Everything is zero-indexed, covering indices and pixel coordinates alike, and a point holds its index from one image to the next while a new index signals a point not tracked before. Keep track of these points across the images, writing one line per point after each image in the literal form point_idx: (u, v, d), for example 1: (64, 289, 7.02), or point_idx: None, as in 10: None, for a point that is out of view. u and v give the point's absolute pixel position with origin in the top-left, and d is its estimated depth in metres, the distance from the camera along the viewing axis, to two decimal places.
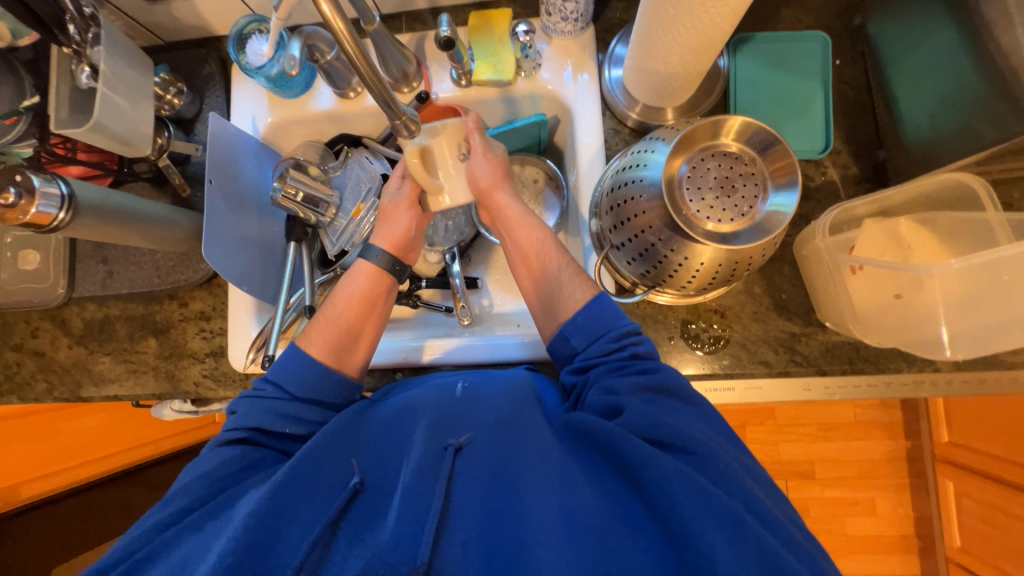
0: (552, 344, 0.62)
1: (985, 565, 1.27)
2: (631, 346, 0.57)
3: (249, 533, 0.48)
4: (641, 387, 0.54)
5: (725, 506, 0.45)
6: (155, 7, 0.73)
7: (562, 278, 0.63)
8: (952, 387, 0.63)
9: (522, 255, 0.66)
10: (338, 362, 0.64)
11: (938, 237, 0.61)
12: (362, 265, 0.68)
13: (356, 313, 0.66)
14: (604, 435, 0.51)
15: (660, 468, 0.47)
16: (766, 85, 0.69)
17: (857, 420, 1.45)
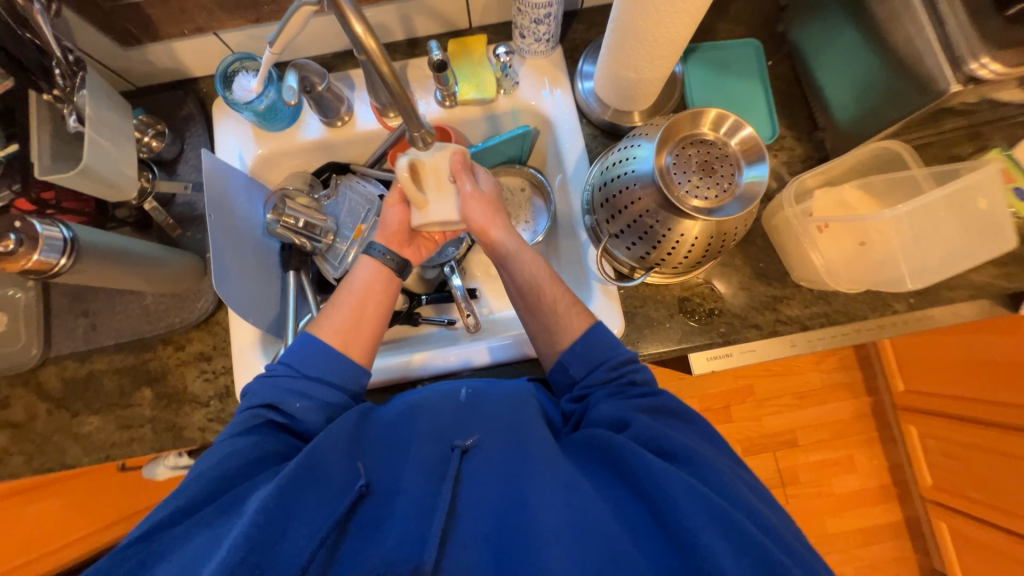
0: (552, 372, 0.66)
1: (954, 496, 1.37)
2: (629, 372, 0.61)
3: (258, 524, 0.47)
4: (645, 406, 0.57)
5: (728, 514, 0.46)
6: (129, 53, 0.72)
7: (557, 310, 0.65)
8: (910, 324, 0.73)
9: (518, 288, 0.68)
10: (346, 344, 0.65)
11: (876, 198, 0.72)
12: (364, 257, 0.71)
13: (360, 302, 0.68)
14: (611, 445, 0.53)
15: (664, 476, 0.49)
16: (716, 85, 0.79)
17: (824, 385, 1.59)
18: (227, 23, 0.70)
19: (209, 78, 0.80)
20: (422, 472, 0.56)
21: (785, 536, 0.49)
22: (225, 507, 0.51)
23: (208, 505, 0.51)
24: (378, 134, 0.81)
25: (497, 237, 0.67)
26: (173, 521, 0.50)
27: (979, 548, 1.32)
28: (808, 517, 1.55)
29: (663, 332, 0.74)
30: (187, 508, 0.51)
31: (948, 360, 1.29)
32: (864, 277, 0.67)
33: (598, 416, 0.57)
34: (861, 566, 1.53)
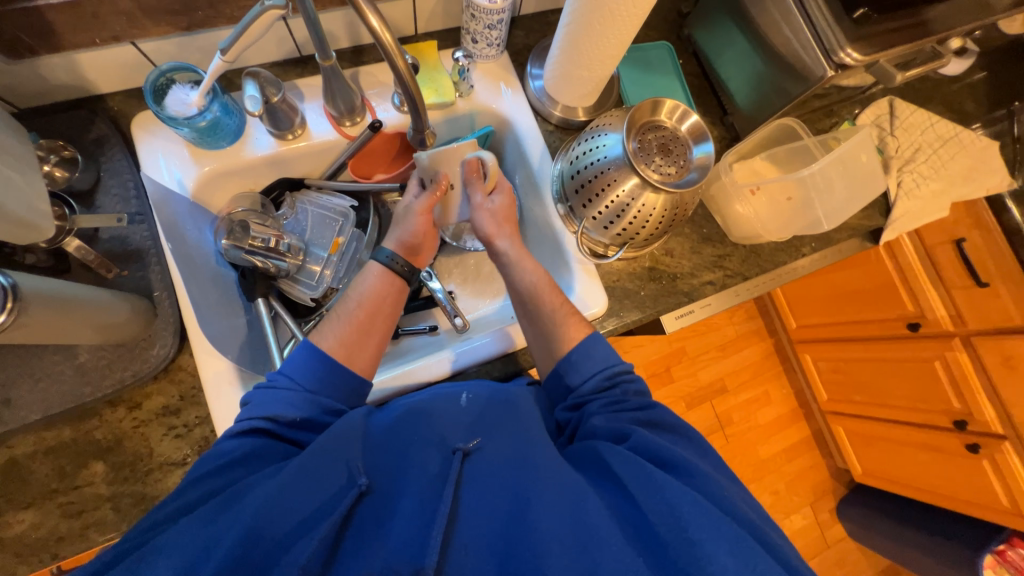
0: (550, 382, 0.70)
1: (844, 403, 1.69)
2: (626, 386, 0.65)
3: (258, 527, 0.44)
4: (643, 419, 0.61)
5: (732, 529, 0.47)
6: (15, 67, 0.60)
7: (556, 317, 0.69)
8: (814, 263, 0.91)
9: (518, 295, 0.72)
10: (349, 356, 0.61)
11: (777, 166, 0.89)
12: (372, 266, 0.68)
13: (367, 313, 0.64)
14: (614, 451, 0.55)
15: (666, 485, 0.50)
16: (644, 81, 0.90)
17: (737, 334, 1.86)
18: (150, 30, 0.62)
19: (120, 94, 0.70)
20: (427, 475, 0.55)
21: (780, 548, 0.51)
22: (225, 503, 0.47)
23: (207, 502, 0.47)
24: (336, 145, 0.77)
25: (501, 246, 0.72)
26: (170, 520, 0.46)
27: (867, 439, 1.66)
28: (745, 449, 1.79)
29: (638, 300, 0.82)
30: (181, 507, 0.47)
31: (824, 295, 1.60)
32: (788, 224, 0.83)
33: (602, 428, 0.60)
34: (790, 479, 1.81)
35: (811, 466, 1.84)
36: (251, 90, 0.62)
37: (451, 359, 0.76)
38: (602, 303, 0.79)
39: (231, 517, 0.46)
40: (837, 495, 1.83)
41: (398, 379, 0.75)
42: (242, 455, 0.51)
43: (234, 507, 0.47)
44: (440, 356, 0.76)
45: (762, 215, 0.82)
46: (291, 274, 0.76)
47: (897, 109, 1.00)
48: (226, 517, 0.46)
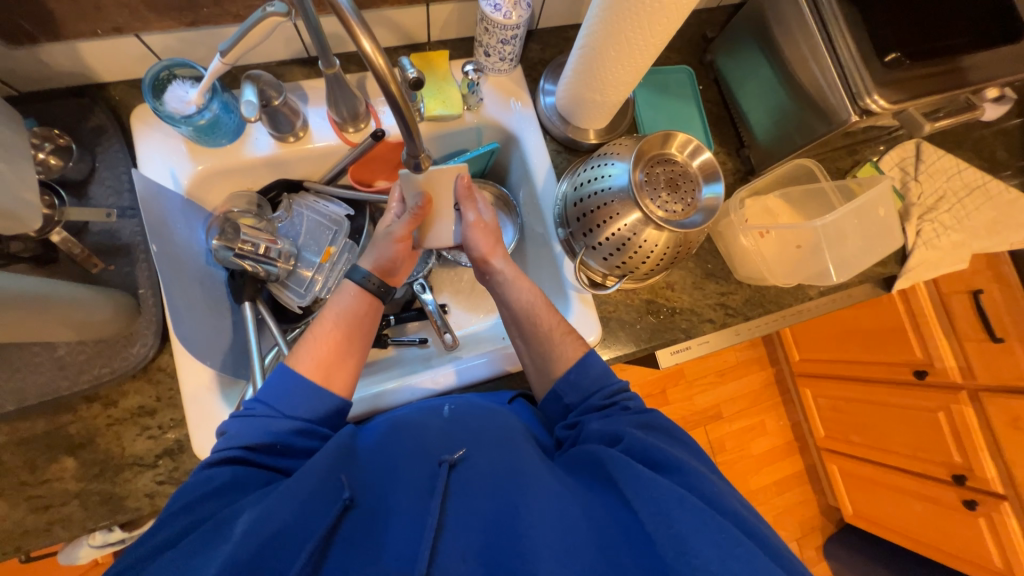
0: (546, 403, 0.66)
1: (841, 442, 1.64)
2: (621, 401, 0.62)
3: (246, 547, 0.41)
4: (635, 421, 0.58)
5: (720, 525, 0.44)
6: (15, 52, 0.59)
7: (551, 338, 0.66)
8: (820, 308, 0.88)
9: (512, 317, 0.69)
10: (327, 379, 0.58)
11: (790, 206, 0.87)
12: (347, 284, 0.64)
13: (346, 333, 0.61)
14: (601, 458, 0.53)
15: (653, 483, 0.48)
16: (660, 105, 0.87)
17: (738, 361, 1.81)
18: (154, 24, 0.61)
19: (121, 84, 0.69)
20: (414, 491, 0.53)
21: (775, 547, 0.48)
22: (205, 539, 0.43)
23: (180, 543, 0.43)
24: (337, 150, 0.76)
25: (496, 265, 0.68)
26: (150, 556, 0.42)
27: (861, 481, 1.61)
28: (735, 479, 1.75)
29: (633, 332, 0.80)
30: (151, 549, 0.43)
31: (832, 330, 1.55)
32: (796, 270, 0.80)
33: (592, 433, 0.57)
34: (778, 513, 1.77)
35: (801, 501, 1.80)
36: (247, 94, 0.62)
37: (436, 381, 0.73)
38: (594, 335, 0.76)
39: (210, 554, 0.41)
40: (824, 534, 1.79)
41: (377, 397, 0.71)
42: (220, 485, 0.48)
43: (214, 538, 0.43)
44: (425, 376, 0.73)
45: (770, 256, 0.79)
46: (280, 279, 0.74)
47: (924, 152, 0.96)
48: (207, 551, 0.42)
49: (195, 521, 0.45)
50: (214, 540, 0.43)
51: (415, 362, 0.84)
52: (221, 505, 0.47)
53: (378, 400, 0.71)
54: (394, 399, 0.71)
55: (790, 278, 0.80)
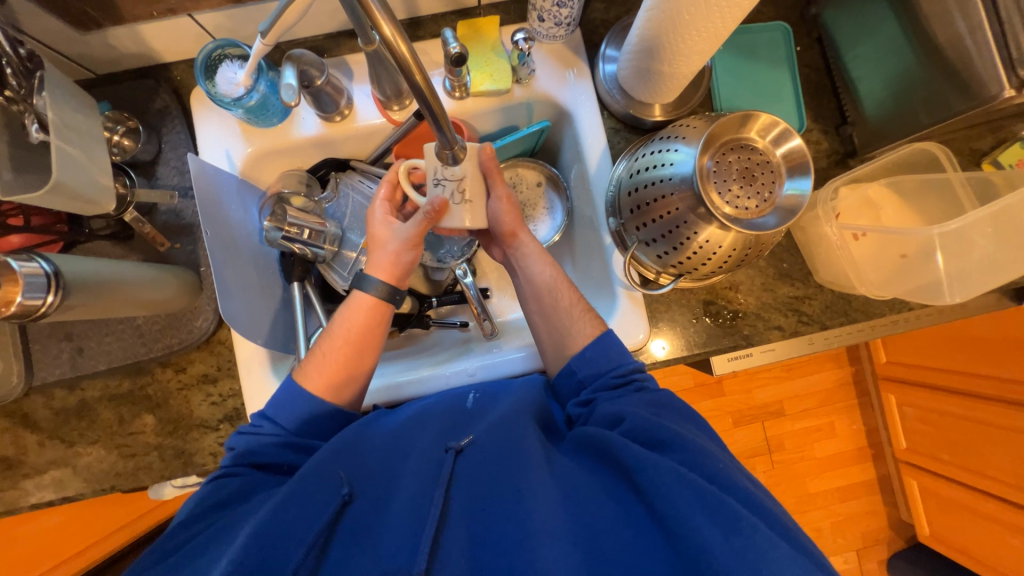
0: (560, 379, 0.64)
1: (926, 458, 1.46)
2: (636, 380, 0.59)
3: (250, 547, 0.44)
4: (646, 401, 0.56)
5: (715, 497, 0.43)
6: (87, 37, 0.62)
7: (571, 314, 0.65)
8: (920, 320, 0.75)
9: (534, 291, 0.68)
10: (337, 393, 0.59)
11: (901, 197, 0.72)
12: (358, 297, 0.62)
13: (355, 349, 0.60)
14: (607, 443, 0.51)
15: (650, 463, 0.46)
16: (743, 74, 0.73)
17: (811, 357, 1.62)
18: (203, 3, 0.61)
19: (181, 64, 0.71)
20: (418, 480, 0.52)
21: (781, 520, 0.45)
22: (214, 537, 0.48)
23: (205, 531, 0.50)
24: (381, 128, 0.74)
25: (524, 240, 0.69)
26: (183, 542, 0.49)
27: (946, 502, 1.43)
28: (792, 480, 1.61)
29: (686, 334, 0.73)
30: (179, 540, 0.49)
31: (933, 334, 1.33)
32: (895, 279, 0.67)
33: (599, 415, 0.56)
34: (838, 521, 1.62)
35: (866, 511, 1.63)
36: (287, 77, 0.59)
37: (471, 374, 0.71)
38: (641, 336, 0.70)
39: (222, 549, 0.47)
40: (891, 548, 1.63)
41: (416, 383, 0.71)
42: (233, 491, 0.52)
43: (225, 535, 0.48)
44: (460, 368, 0.72)
45: (862, 262, 0.67)
46: (326, 261, 0.75)
47: None
48: (217, 546, 0.47)
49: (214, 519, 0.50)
50: (226, 533, 0.48)
51: (454, 347, 0.83)
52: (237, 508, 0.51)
53: (412, 386, 0.71)
54: (428, 388, 0.71)
55: (886, 288, 0.67)
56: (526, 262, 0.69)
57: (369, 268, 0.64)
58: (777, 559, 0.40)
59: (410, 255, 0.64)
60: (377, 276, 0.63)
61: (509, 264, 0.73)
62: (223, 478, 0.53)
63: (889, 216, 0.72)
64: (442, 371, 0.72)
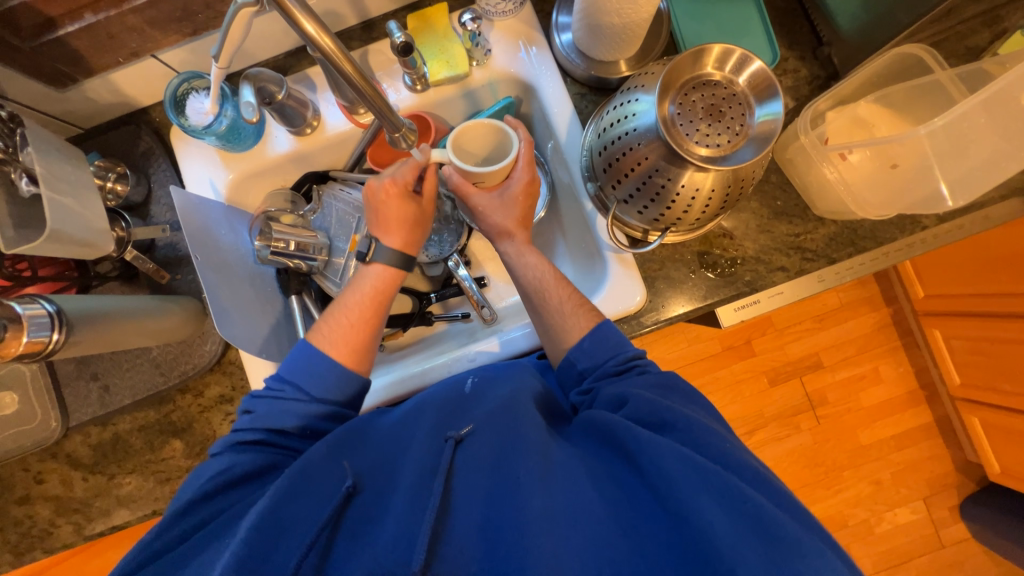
0: (562, 369, 0.62)
1: (985, 391, 1.36)
2: (638, 366, 0.57)
3: (254, 536, 0.46)
4: (651, 382, 0.55)
5: (722, 481, 0.43)
6: (66, 94, 0.66)
7: (563, 310, 0.63)
8: (938, 239, 0.70)
9: (520, 291, 0.67)
10: (353, 358, 0.60)
11: (894, 111, 0.68)
12: (372, 269, 0.64)
13: (371, 310, 0.62)
14: (612, 427, 0.51)
15: (653, 444, 0.47)
16: (705, 13, 0.70)
17: (843, 304, 1.52)
18: (162, 41, 0.64)
19: (158, 105, 0.74)
20: (417, 470, 0.52)
21: (790, 499, 0.45)
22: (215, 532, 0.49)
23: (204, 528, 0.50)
24: (352, 133, 0.75)
25: (502, 245, 0.68)
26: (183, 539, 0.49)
27: (1013, 436, 1.33)
28: (841, 433, 1.52)
29: (684, 291, 0.71)
30: (187, 530, 0.49)
31: (970, 258, 1.24)
32: (895, 198, 0.63)
33: (603, 398, 0.55)
34: (898, 471, 1.51)
35: (930, 457, 1.52)
36: (246, 94, 0.64)
37: (472, 359, 0.72)
38: (638, 299, 0.68)
39: (225, 540, 0.48)
40: (961, 492, 1.52)
41: (421, 374, 0.72)
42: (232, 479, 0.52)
43: (229, 526, 0.49)
44: (462, 355, 0.72)
45: (857, 185, 0.63)
46: (319, 270, 0.76)
47: None
48: (221, 538, 0.48)
49: (219, 507, 0.51)
50: (231, 524, 0.49)
51: (459, 337, 0.83)
52: (244, 493, 0.52)
53: (418, 378, 0.72)
54: (434, 377, 0.72)
55: (885, 209, 0.64)
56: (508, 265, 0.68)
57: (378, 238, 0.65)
58: (781, 539, 0.41)
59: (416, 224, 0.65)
60: (389, 245, 0.64)
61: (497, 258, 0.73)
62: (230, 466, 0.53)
63: (885, 132, 0.67)
64: (445, 360, 0.72)
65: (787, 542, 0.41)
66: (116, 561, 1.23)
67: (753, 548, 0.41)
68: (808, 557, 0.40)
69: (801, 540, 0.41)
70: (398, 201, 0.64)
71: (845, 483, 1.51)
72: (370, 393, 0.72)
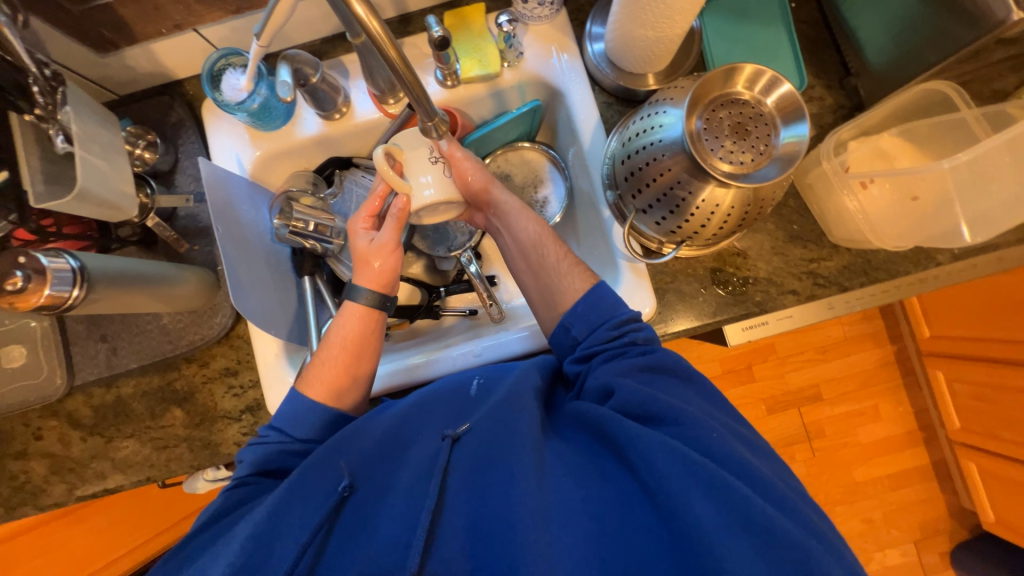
0: (555, 336, 0.62)
1: (985, 437, 1.34)
2: (631, 332, 0.58)
3: (245, 550, 0.47)
4: (638, 366, 0.55)
5: (710, 474, 0.44)
6: (107, 59, 0.67)
7: (559, 269, 0.64)
8: (952, 276, 0.70)
9: (519, 249, 0.68)
10: (336, 399, 0.60)
11: (916, 145, 0.68)
12: (350, 307, 0.63)
13: (352, 356, 0.61)
14: (600, 420, 0.51)
15: (641, 438, 0.48)
16: (736, 35, 0.71)
17: (847, 336, 1.52)
18: (206, 16, 0.66)
19: (193, 78, 0.76)
20: (414, 471, 0.53)
21: (777, 490, 0.46)
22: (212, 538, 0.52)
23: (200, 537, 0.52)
24: (379, 123, 0.77)
25: (497, 196, 0.67)
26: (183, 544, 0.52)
27: (1010, 485, 1.32)
28: (836, 468, 1.50)
29: (694, 306, 0.71)
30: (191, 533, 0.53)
31: (980, 302, 1.24)
32: (912, 230, 0.63)
33: (591, 387, 0.56)
34: (890, 511, 1.49)
35: (923, 499, 1.51)
36: (284, 75, 0.66)
37: (476, 355, 0.72)
38: (649, 306, 0.68)
39: (220, 548, 0.50)
40: (953, 539, 1.50)
41: (425, 366, 0.73)
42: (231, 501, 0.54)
43: (226, 533, 0.52)
44: (466, 349, 0.73)
45: (876, 215, 0.64)
46: (332, 254, 0.77)
47: None
48: (217, 544, 0.51)
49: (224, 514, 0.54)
50: (223, 535, 0.51)
51: (465, 334, 0.83)
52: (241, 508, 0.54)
53: (421, 369, 0.73)
54: (436, 370, 0.72)
55: (901, 241, 0.64)
56: (508, 220, 0.68)
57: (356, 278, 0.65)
58: (769, 528, 0.42)
59: (391, 261, 0.64)
60: (364, 285, 0.64)
61: (490, 224, 0.73)
62: (236, 486, 0.55)
63: (905, 166, 0.68)
64: (448, 354, 0.73)
65: (777, 532, 0.41)
66: (100, 525, 1.22)
67: (740, 540, 0.42)
68: (801, 551, 0.41)
69: (791, 534, 0.42)
70: (363, 237, 0.64)
71: (836, 518, 1.49)
72: (372, 380, 0.72)
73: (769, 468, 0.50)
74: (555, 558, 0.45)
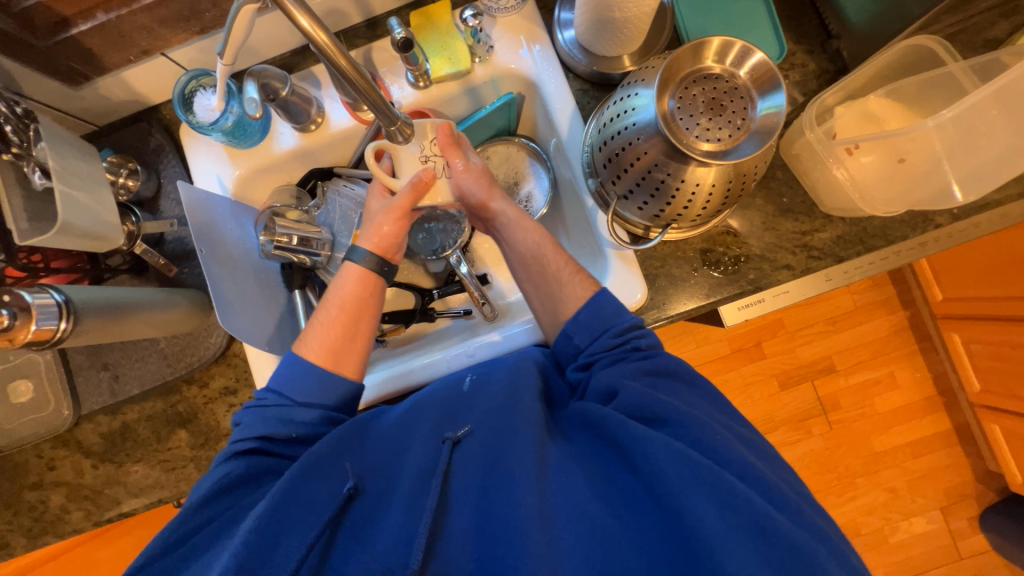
0: (556, 343, 0.62)
1: (1006, 398, 1.31)
2: (634, 339, 0.57)
3: (250, 544, 0.46)
4: (644, 371, 0.54)
5: (714, 475, 0.43)
6: (80, 92, 0.68)
7: (561, 278, 0.62)
8: (953, 238, 0.68)
9: (519, 259, 0.65)
10: (337, 365, 0.60)
11: (905, 105, 0.66)
12: (349, 268, 0.63)
13: (351, 318, 0.61)
14: (605, 421, 0.51)
15: (645, 438, 0.47)
16: (710, 7, 0.69)
17: (857, 306, 1.48)
18: (172, 40, 0.66)
19: (168, 103, 0.76)
20: (415, 471, 0.53)
21: (779, 490, 0.45)
22: (216, 533, 0.51)
23: (196, 538, 0.50)
24: (355, 130, 0.76)
25: (497, 208, 0.65)
26: (178, 543, 0.50)
27: None
28: (854, 439, 1.48)
29: (686, 288, 0.69)
30: (186, 534, 0.50)
31: (991, 260, 1.20)
32: (905, 194, 0.61)
33: (595, 387, 0.55)
34: (913, 479, 1.46)
35: (947, 465, 1.47)
36: (251, 91, 0.66)
37: (470, 355, 0.72)
38: (638, 296, 0.67)
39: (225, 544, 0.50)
40: (980, 504, 1.47)
41: (420, 370, 0.72)
42: (230, 485, 0.53)
43: (229, 530, 0.51)
44: (461, 350, 0.72)
45: (866, 182, 0.62)
46: (320, 265, 0.77)
47: None
48: (222, 541, 0.50)
49: (217, 512, 0.52)
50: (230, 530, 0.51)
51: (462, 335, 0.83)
52: (242, 496, 0.53)
53: (417, 373, 0.72)
54: (431, 374, 0.72)
55: (895, 206, 0.62)
56: (509, 231, 0.65)
57: (359, 239, 0.64)
58: (770, 528, 0.41)
59: (398, 227, 0.63)
60: (365, 245, 0.63)
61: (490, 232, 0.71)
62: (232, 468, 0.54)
63: (895, 127, 0.66)
64: (442, 356, 0.73)
65: (779, 534, 0.41)
66: (131, 545, 1.26)
67: (744, 539, 0.41)
68: (799, 551, 0.41)
69: (790, 531, 0.41)
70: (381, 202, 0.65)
71: (857, 490, 1.47)
72: (369, 387, 0.73)
73: (769, 467, 0.49)
74: (556, 558, 0.45)
